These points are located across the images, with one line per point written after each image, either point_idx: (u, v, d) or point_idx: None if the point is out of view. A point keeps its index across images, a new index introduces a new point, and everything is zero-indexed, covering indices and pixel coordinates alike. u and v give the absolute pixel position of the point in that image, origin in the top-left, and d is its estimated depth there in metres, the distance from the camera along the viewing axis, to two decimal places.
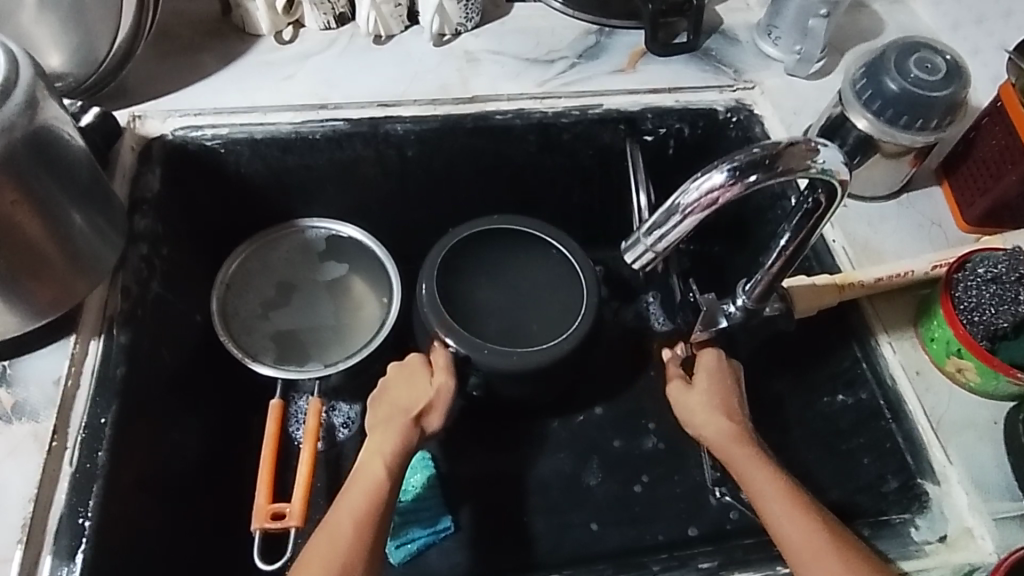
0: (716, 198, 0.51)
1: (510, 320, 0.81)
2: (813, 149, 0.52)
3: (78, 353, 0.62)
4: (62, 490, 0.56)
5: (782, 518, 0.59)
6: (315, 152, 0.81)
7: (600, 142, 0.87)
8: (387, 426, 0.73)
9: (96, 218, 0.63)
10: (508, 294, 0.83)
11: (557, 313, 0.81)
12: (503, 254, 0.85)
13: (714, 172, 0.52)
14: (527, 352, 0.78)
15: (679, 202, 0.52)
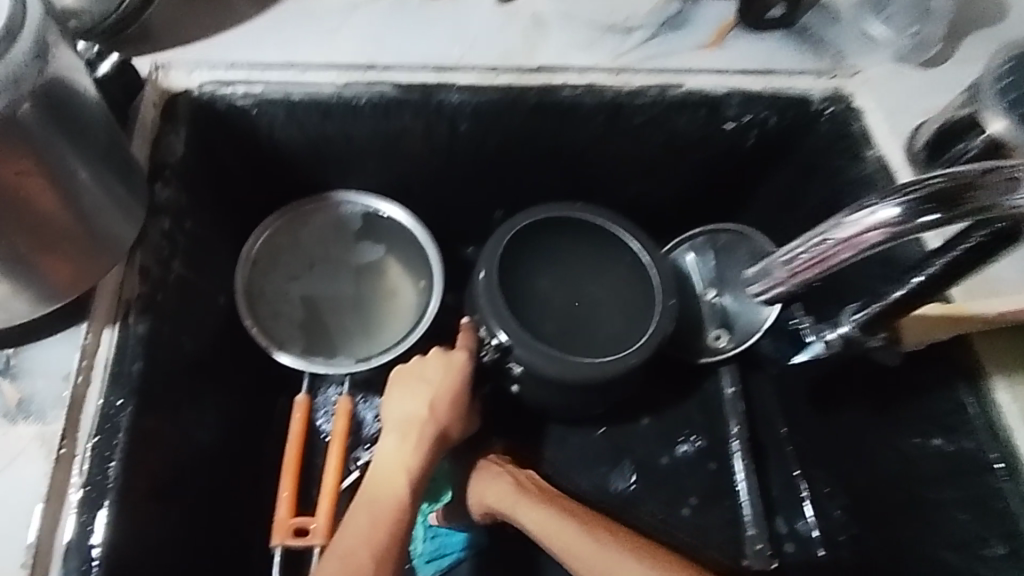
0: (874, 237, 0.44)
1: (564, 318, 0.73)
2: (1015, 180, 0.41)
3: (90, 345, 0.54)
4: (72, 504, 0.49)
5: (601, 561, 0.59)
6: (357, 120, 0.72)
7: (676, 128, 0.77)
8: (410, 430, 0.65)
9: (113, 189, 0.54)
10: (562, 288, 0.75)
11: (617, 317, 0.74)
12: (557, 245, 0.77)
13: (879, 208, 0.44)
14: (582, 356, 0.71)
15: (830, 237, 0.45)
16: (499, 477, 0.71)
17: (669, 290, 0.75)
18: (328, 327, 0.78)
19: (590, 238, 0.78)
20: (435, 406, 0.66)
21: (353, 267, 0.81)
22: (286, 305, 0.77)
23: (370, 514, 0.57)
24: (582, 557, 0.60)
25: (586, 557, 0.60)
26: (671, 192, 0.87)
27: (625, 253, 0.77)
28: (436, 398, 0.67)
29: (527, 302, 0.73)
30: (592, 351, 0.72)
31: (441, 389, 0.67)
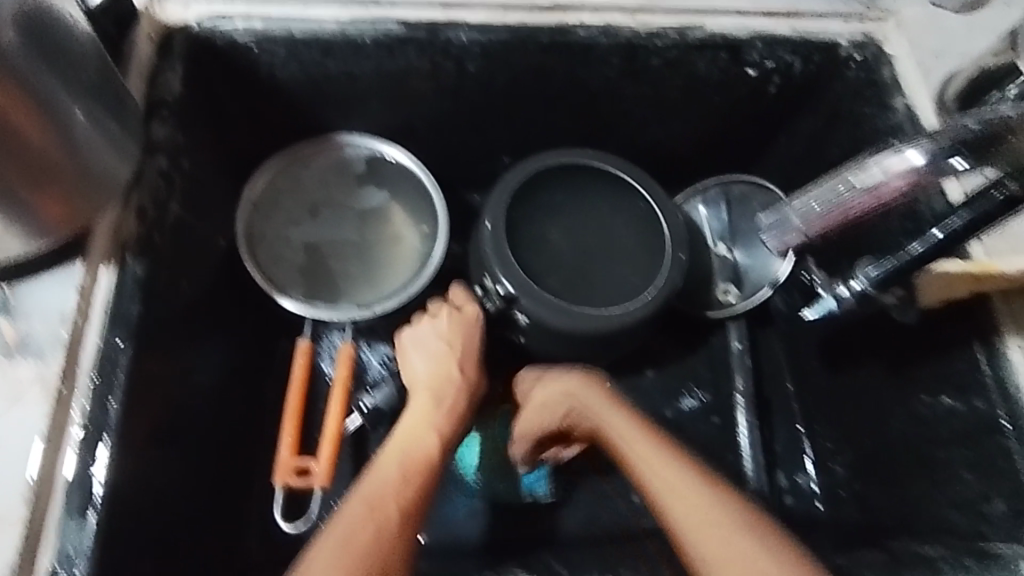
0: (894, 181, 0.49)
1: (566, 269, 0.71)
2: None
3: (88, 285, 0.53)
4: (72, 442, 0.49)
5: (648, 465, 0.55)
6: (361, 58, 0.69)
7: (694, 72, 0.74)
8: (437, 393, 0.64)
9: (106, 125, 0.52)
10: (571, 237, 0.73)
11: (620, 270, 0.72)
12: (566, 191, 0.75)
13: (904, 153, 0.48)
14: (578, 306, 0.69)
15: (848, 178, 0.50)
16: (565, 371, 0.68)
17: (675, 240, 0.74)
18: (330, 270, 0.77)
19: (603, 188, 0.76)
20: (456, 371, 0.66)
21: (356, 211, 0.79)
22: (288, 248, 0.76)
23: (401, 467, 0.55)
24: (688, 518, 0.50)
25: (648, 461, 0.56)
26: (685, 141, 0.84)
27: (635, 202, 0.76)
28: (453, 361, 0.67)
29: (530, 250, 0.72)
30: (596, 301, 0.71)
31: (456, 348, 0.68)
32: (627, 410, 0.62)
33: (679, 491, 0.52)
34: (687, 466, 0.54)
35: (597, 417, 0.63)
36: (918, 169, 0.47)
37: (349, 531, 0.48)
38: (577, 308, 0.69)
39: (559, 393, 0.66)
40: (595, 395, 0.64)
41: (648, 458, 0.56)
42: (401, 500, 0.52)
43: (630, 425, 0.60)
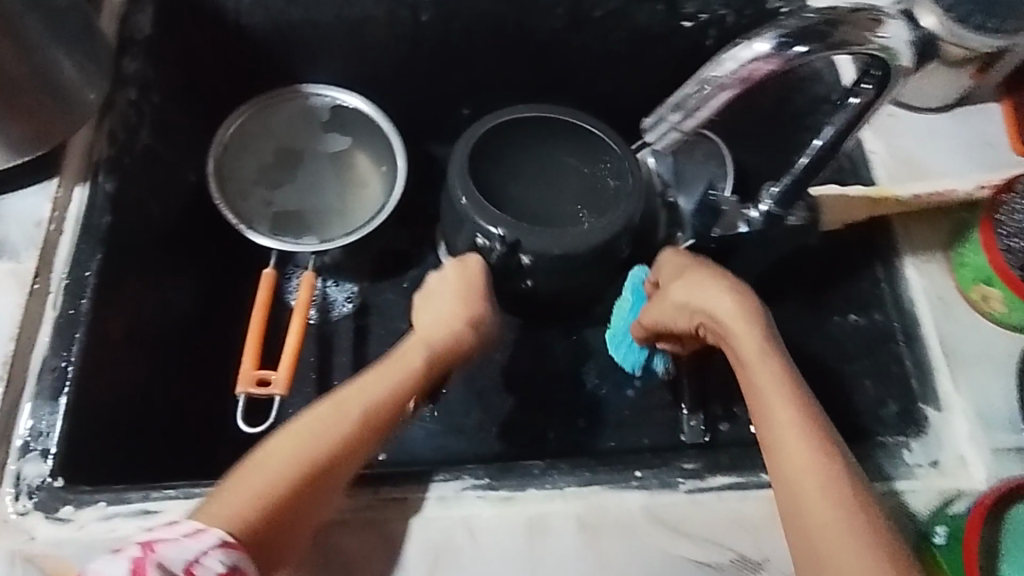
0: (755, 70, 0.47)
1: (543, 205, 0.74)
2: (877, 20, 0.47)
3: (61, 197, 0.59)
4: (45, 332, 0.55)
5: (759, 406, 0.52)
6: (321, 6, 0.75)
7: (632, 24, 0.80)
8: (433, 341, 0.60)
9: (79, 52, 0.58)
10: (529, 179, 0.75)
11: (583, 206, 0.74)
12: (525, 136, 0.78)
13: (757, 40, 0.47)
14: (567, 234, 0.72)
15: (710, 74, 0.48)
16: (712, 275, 0.59)
17: (620, 176, 0.76)
18: (297, 211, 0.82)
19: (545, 133, 0.78)
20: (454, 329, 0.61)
21: (323, 156, 0.85)
22: (257, 188, 0.81)
23: (348, 419, 0.52)
24: (784, 467, 0.49)
25: (760, 395, 0.52)
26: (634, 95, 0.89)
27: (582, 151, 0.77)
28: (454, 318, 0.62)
29: (509, 192, 0.74)
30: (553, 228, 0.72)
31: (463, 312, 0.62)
32: (753, 317, 0.55)
33: (787, 440, 0.49)
34: (786, 407, 0.51)
35: (712, 322, 0.57)
36: (768, 54, 0.47)
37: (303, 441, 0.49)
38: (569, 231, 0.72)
39: (706, 307, 0.58)
40: (721, 301, 0.56)
41: (764, 402, 0.52)
42: (359, 427, 0.52)
43: (771, 368, 0.53)
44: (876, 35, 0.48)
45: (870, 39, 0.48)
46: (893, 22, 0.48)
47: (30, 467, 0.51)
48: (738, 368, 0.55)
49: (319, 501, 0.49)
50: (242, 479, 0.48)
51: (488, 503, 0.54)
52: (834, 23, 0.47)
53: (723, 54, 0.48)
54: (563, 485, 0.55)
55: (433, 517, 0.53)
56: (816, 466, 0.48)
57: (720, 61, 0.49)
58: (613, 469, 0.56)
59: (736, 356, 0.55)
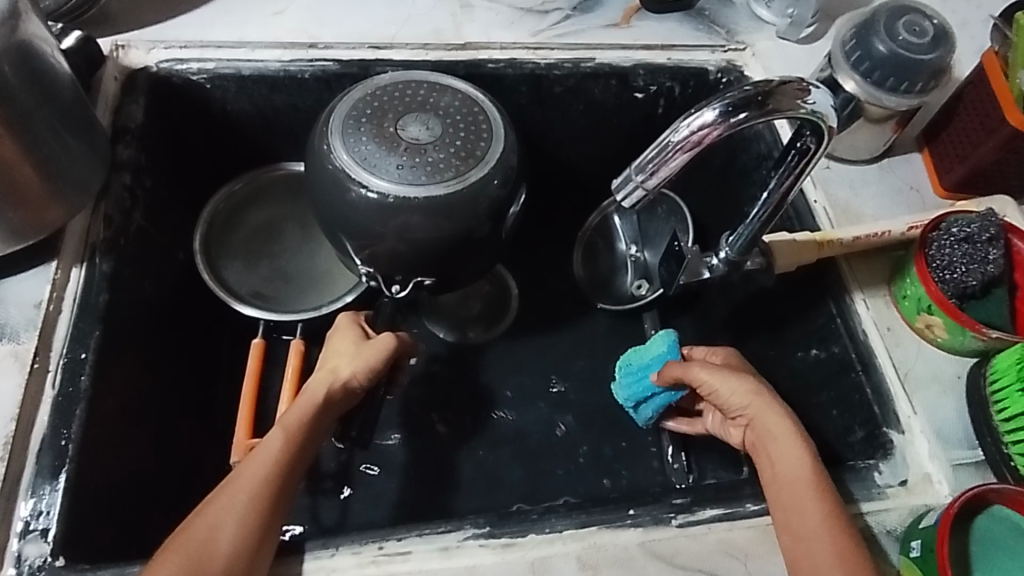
0: (709, 135, 0.53)
1: (441, 170, 0.64)
2: (804, 88, 0.54)
3: (60, 278, 0.61)
4: (43, 411, 0.56)
5: (792, 501, 0.56)
6: (303, 92, 0.80)
7: (590, 98, 0.88)
8: (308, 397, 0.64)
9: (76, 140, 0.61)
10: (397, 180, 0.63)
11: (477, 121, 0.66)
12: (384, 115, 0.66)
13: (706, 110, 0.53)
14: (502, 154, 0.66)
15: (670, 140, 0.54)
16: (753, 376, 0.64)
17: (451, 139, 0.65)
18: (281, 284, 0.84)
19: (422, 96, 0.67)
20: (348, 378, 0.66)
21: (301, 230, 0.88)
22: (241, 264, 0.84)
23: (268, 469, 0.56)
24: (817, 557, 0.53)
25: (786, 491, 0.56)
26: (596, 158, 0.96)
27: (411, 88, 0.67)
28: (341, 367, 0.67)
29: (411, 254, 0.68)
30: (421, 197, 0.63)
31: (358, 366, 0.67)
32: (796, 425, 0.60)
33: (813, 530, 0.54)
34: (820, 508, 0.55)
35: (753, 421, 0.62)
36: (717, 121, 0.53)
37: (196, 526, 0.51)
38: (503, 138, 0.67)
39: (757, 407, 0.61)
40: (777, 413, 0.60)
41: (798, 502, 0.55)
42: (244, 505, 0.53)
43: (810, 469, 0.57)
44: (804, 100, 0.55)
45: (800, 104, 0.55)
46: (818, 89, 0.56)
47: (31, 547, 0.51)
48: (768, 458, 0.59)
49: (259, 559, 0.52)
50: (178, 544, 0.50)
51: (489, 550, 0.56)
52: (769, 93, 0.53)
53: (678, 121, 0.54)
54: (561, 528, 0.57)
55: (437, 569, 0.55)
56: (846, 553, 0.52)
57: (677, 129, 0.54)
58: (608, 509, 0.58)
59: (772, 452, 0.59)
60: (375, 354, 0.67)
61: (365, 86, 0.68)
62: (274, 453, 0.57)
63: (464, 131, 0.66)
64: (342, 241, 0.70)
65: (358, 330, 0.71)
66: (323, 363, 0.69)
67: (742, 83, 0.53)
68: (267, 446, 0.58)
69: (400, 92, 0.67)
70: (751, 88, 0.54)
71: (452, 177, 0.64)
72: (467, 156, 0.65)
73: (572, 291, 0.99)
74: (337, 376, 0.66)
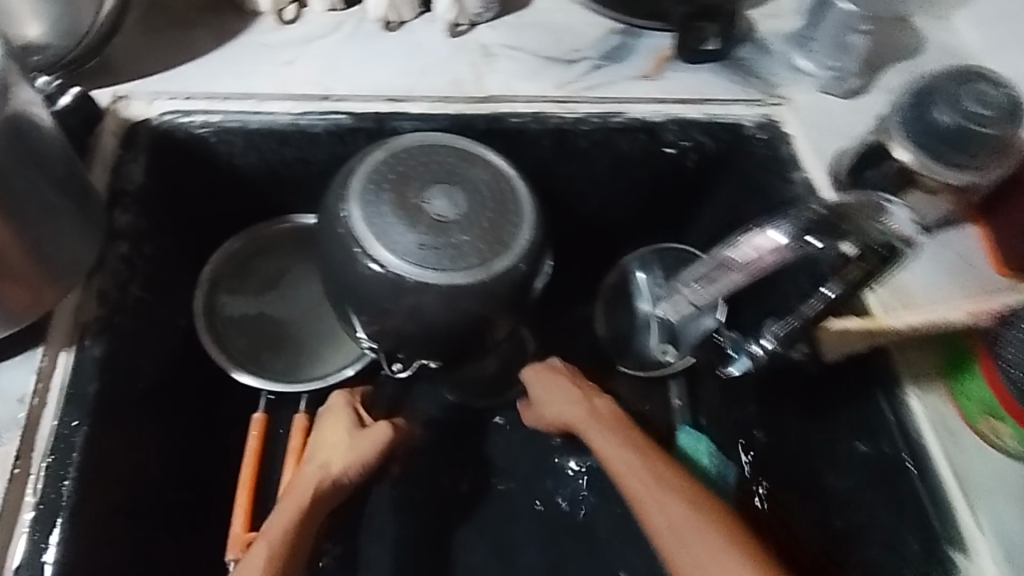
0: (774, 256, 0.59)
1: (464, 252, 0.59)
2: (868, 211, 0.62)
3: (46, 367, 0.56)
4: (25, 523, 0.51)
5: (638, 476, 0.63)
6: (314, 146, 0.75)
7: (618, 153, 0.82)
8: (297, 496, 0.60)
9: (68, 214, 0.56)
10: (416, 260, 0.58)
11: (506, 200, 0.62)
12: (407, 185, 0.61)
13: (772, 230, 0.59)
14: (529, 238, 0.61)
15: (732, 256, 0.61)
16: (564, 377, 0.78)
17: (479, 218, 0.60)
18: (285, 345, 0.79)
19: (449, 167, 0.62)
20: (338, 474, 0.63)
21: (305, 284, 0.83)
22: (244, 324, 0.79)
23: None
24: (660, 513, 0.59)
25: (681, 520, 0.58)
26: (621, 212, 0.91)
27: (437, 156, 0.63)
28: (331, 460, 0.64)
29: (427, 337, 0.62)
30: (439, 280, 0.58)
31: (349, 460, 0.64)
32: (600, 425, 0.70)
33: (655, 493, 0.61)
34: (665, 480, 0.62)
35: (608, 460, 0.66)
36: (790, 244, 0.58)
37: None
38: (531, 217, 0.62)
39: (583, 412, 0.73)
40: (615, 439, 0.68)
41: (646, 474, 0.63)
42: None
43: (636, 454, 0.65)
44: (872, 223, 0.60)
45: (868, 227, 0.60)
46: (894, 208, 0.62)
47: None
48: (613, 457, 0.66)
49: None
50: None
51: None
52: (842, 220, 0.60)
53: (746, 238, 0.60)
54: None
55: None
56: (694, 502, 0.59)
57: (741, 244, 0.61)
58: None
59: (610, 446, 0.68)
60: (368, 447, 0.65)
61: (389, 147, 0.63)
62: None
63: (492, 209, 0.61)
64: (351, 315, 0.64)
65: (350, 414, 0.67)
66: (313, 452, 0.65)
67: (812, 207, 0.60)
68: (252, 558, 0.55)
69: (426, 160, 0.63)
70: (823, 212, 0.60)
71: (476, 259, 0.59)
72: (493, 238, 0.60)
73: (591, 351, 0.93)
74: (328, 471, 0.63)
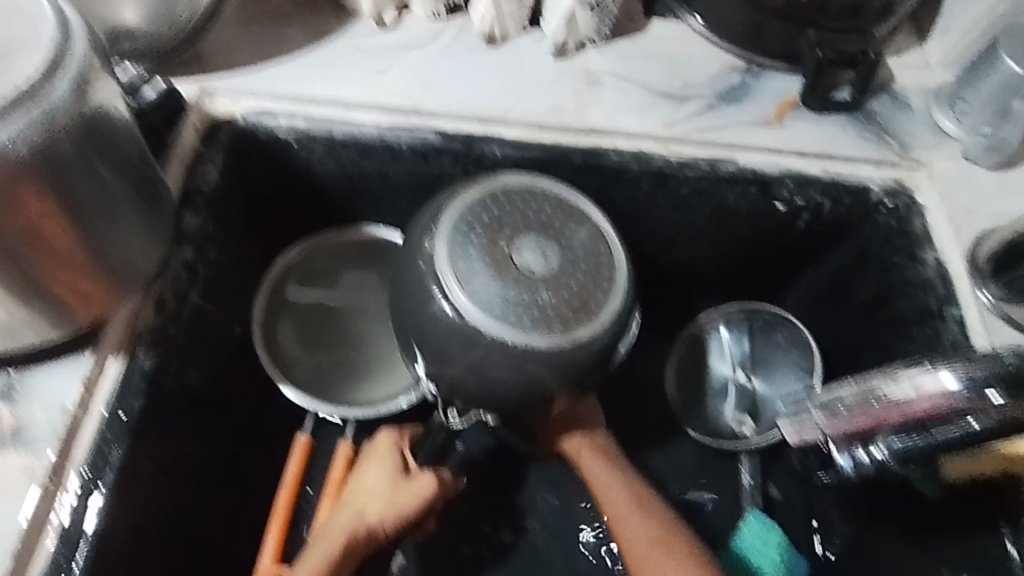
0: (936, 401, 0.46)
1: (547, 316, 0.54)
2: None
3: (93, 374, 0.53)
4: (51, 540, 0.48)
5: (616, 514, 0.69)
6: (397, 162, 0.71)
7: (722, 203, 0.74)
8: (324, 544, 0.58)
9: (137, 217, 0.54)
10: (494, 313, 0.53)
11: (600, 265, 0.57)
12: (499, 228, 0.56)
13: (942, 373, 0.46)
14: (617, 309, 0.56)
15: (883, 391, 0.48)
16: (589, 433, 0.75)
17: (568, 278, 0.55)
18: (335, 362, 0.75)
19: (546, 219, 0.58)
20: (374, 525, 0.59)
21: (365, 300, 0.79)
22: (301, 333, 0.75)
23: None
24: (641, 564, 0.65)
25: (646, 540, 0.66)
26: (713, 265, 0.83)
27: (536, 205, 0.58)
28: (366, 508, 0.59)
29: (491, 394, 0.57)
30: (513, 340, 0.53)
31: (384, 511, 0.59)
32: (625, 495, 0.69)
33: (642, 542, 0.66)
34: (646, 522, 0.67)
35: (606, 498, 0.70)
36: (954, 392, 0.45)
37: None
38: (623, 288, 0.57)
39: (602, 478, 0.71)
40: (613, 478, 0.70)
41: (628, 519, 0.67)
42: None
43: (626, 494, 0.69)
44: None
45: None
46: None
47: None
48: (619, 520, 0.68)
49: None
50: None
51: None
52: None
53: (902, 372, 0.48)
54: None
55: None
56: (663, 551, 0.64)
57: (896, 378, 0.48)
58: None
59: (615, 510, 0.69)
60: (408, 501, 0.59)
61: (486, 184, 0.59)
62: None
63: (584, 272, 0.56)
64: (413, 348, 0.59)
65: (396, 457, 0.62)
66: (353, 495, 0.61)
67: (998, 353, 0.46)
68: None
69: (523, 206, 0.58)
70: (1005, 367, 0.45)
71: (557, 325, 0.54)
72: (579, 304, 0.55)
73: (659, 409, 0.86)
74: (360, 520, 0.59)
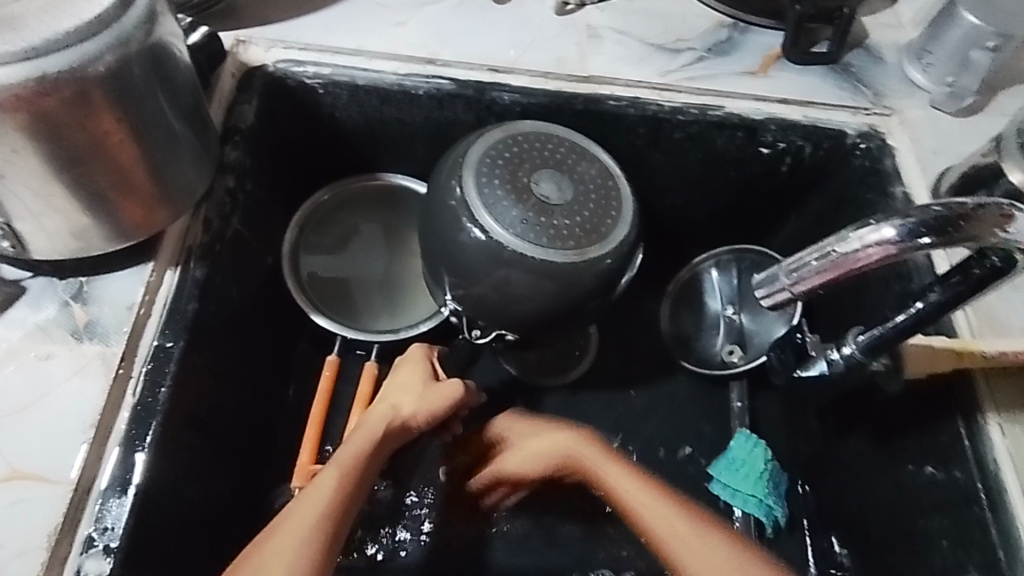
0: (877, 253, 0.48)
1: (564, 237, 0.60)
2: (1009, 216, 0.47)
3: (153, 281, 0.60)
4: (122, 418, 0.55)
5: (650, 512, 0.62)
6: (414, 108, 0.77)
7: (711, 148, 0.81)
8: (366, 428, 0.63)
9: (190, 142, 0.60)
10: (518, 235, 0.60)
11: (609, 195, 0.64)
12: (523, 164, 0.63)
13: (884, 225, 0.48)
14: (625, 235, 0.63)
15: (834, 249, 0.50)
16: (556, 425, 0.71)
17: (581, 207, 0.62)
18: (352, 298, 0.82)
19: (560, 158, 0.65)
20: (409, 417, 0.65)
21: (380, 244, 0.86)
22: (323, 270, 0.82)
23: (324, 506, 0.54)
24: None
25: (679, 534, 0.59)
26: (703, 209, 0.90)
27: (552, 147, 0.65)
28: (402, 403, 0.65)
29: (505, 305, 0.64)
30: (534, 254, 0.60)
31: (420, 404, 0.65)
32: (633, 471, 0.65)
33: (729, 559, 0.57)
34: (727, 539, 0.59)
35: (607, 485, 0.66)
36: (897, 239, 0.48)
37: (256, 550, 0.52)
38: (629, 219, 0.64)
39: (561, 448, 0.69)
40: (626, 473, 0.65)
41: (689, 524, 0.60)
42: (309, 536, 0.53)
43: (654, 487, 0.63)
44: (1005, 229, 0.47)
45: (998, 234, 0.47)
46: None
47: (91, 563, 0.50)
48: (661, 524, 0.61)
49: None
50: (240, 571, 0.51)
51: None
52: (968, 218, 0.47)
53: (848, 232, 0.50)
54: None
55: None
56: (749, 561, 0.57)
57: (845, 237, 0.50)
58: None
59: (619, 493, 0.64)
60: (439, 399, 0.66)
61: (507, 128, 0.66)
62: (328, 490, 0.56)
63: (592, 200, 0.63)
64: (442, 276, 0.66)
65: (428, 365, 0.69)
66: (388, 391, 0.67)
67: (929, 203, 0.48)
68: (323, 480, 0.57)
69: (540, 146, 0.65)
70: (939, 211, 0.47)
71: (573, 244, 0.61)
72: (590, 229, 0.62)
73: (654, 344, 0.93)
74: (397, 412, 0.65)
